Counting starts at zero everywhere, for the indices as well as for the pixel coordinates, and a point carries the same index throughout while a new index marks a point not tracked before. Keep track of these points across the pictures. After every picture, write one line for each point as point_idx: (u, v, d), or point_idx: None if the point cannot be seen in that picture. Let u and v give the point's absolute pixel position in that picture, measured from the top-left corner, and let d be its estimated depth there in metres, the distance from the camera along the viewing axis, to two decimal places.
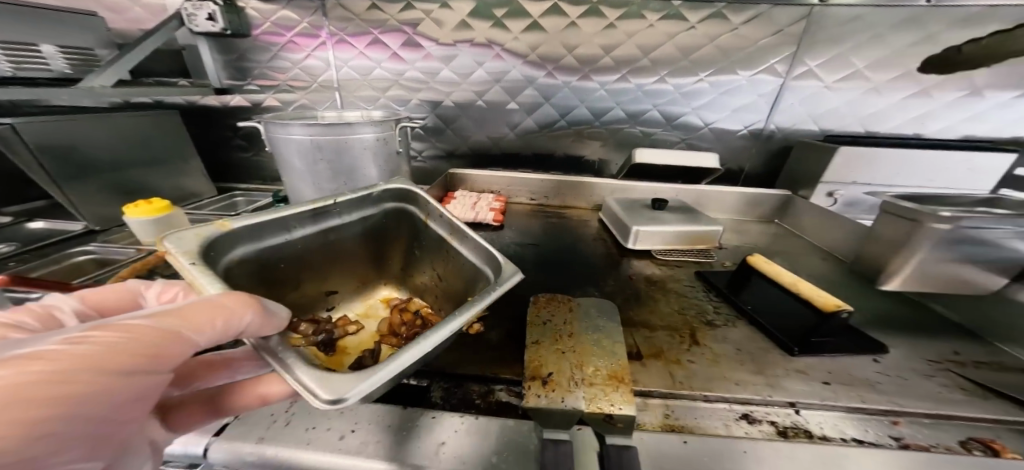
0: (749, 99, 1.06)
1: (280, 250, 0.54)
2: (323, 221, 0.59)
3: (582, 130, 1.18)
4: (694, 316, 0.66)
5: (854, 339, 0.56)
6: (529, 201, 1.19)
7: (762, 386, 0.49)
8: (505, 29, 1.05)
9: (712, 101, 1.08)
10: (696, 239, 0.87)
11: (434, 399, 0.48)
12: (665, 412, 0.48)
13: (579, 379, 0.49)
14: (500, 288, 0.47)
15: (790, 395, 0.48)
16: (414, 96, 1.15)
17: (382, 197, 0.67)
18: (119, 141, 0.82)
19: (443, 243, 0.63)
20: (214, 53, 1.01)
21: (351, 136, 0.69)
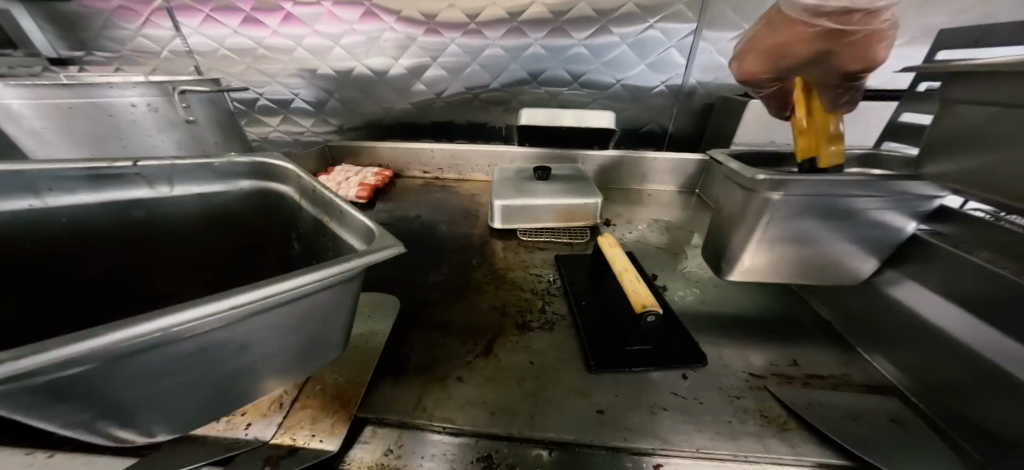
0: (661, 53, 0.88)
1: (19, 220, 0.36)
2: (107, 189, 0.40)
3: (478, 95, 1.01)
4: (513, 316, 0.52)
5: (673, 345, 0.44)
6: (423, 174, 1.06)
7: (521, 421, 0.38)
8: None
9: (621, 56, 0.90)
10: (571, 214, 0.72)
11: (75, 425, 0.37)
12: (390, 446, 0.37)
13: (286, 403, 0.39)
14: (341, 267, 0.28)
15: (545, 429, 0.37)
16: (283, 65, 1.01)
17: (233, 171, 0.45)
18: None
19: (320, 228, 0.41)
20: (36, 19, 0.93)
21: (95, 98, 0.56)
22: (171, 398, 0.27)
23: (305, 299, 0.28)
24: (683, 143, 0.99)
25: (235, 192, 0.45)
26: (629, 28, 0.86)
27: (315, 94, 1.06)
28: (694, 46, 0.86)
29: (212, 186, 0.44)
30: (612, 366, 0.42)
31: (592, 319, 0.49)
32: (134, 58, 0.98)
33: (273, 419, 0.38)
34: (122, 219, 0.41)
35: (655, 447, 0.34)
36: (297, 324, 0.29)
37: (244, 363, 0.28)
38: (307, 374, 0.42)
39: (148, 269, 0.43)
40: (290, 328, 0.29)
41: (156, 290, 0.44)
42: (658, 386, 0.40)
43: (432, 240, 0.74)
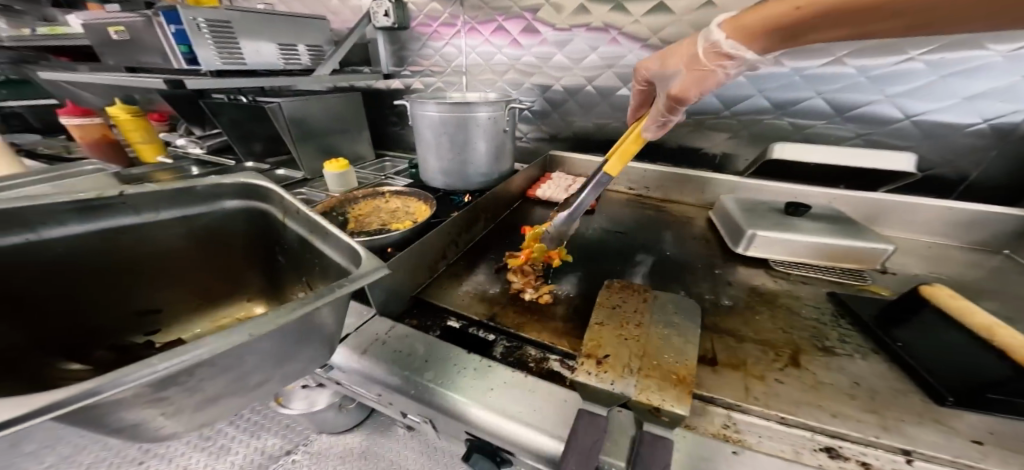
0: (1003, 82, 0.72)
1: (103, 240, 0.50)
2: (111, 217, 0.50)
3: (703, 120, 0.99)
4: (805, 338, 0.54)
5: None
6: (628, 190, 1.11)
7: (869, 425, 0.41)
8: (626, 13, 1.00)
9: (921, 87, 0.77)
10: (841, 255, 0.68)
11: (494, 352, 0.53)
12: (726, 421, 0.44)
13: (634, 369, 0.49)
14: (346, 286, 0.38)
15: (908, 442, 0.39)
16: (527, 80, 1.21)
17: (218, 192, 0.58)
18: (333, 113, 1.09)
19: (305, 243, 0.54)
20: (386, 44, 1.26)
21: (472, 115, 0.79)
22: (202, 398, 0.35)
23: (293, 325, 0.36)
24: (988, 192, 0.81)
25: (218, 211, 0.58)
26: (957, 57, 0.73)
27: (543, 106, 1.24)
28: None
29: (205, 208, 0.57)
30: (974, 404, 0.41)
31: (925, 358, 0.47)
32: (428, 72, 1.27)
33: (630, 381, 0.47)
34: (117, 242, 0.51)
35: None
36: (293, 339, 0.37)
37: (238, 373, 0.35)
38: (641, 348, 0.51)
39: (144, 279, 0.55)
40: (279, 350, 0.37)
41: (150, 301, 0.57)
42: None
43: (671, 254, 0.79)
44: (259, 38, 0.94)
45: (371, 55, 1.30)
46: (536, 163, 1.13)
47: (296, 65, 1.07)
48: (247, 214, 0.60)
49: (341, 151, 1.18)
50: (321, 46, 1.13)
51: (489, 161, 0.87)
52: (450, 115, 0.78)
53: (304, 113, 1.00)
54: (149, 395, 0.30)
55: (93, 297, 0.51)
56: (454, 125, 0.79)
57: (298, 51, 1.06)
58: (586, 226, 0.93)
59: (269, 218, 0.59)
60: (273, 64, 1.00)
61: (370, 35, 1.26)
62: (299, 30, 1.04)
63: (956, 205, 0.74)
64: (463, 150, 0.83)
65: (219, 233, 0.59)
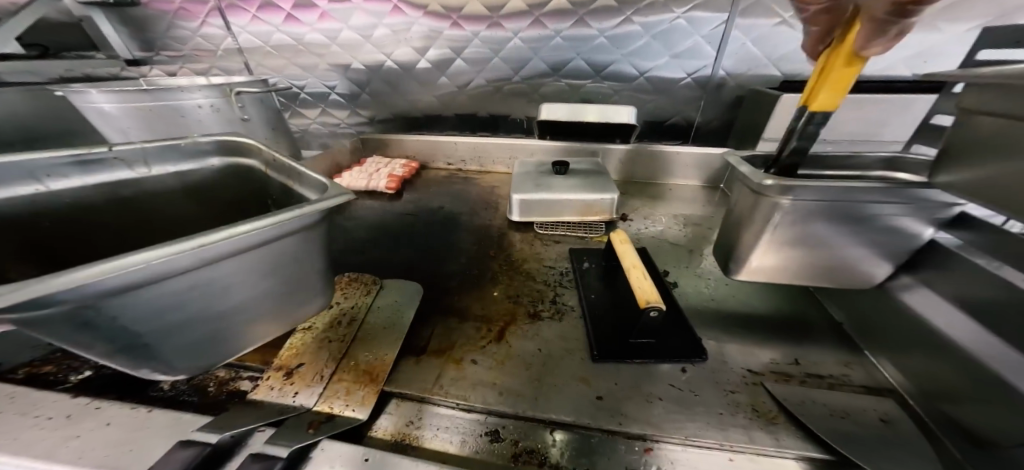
0: (687, 42, 0.81)
1: (104, 197, 0.41)
2: (99, 172, 0.40)
3: (500, 86, 1.01)
4: (523, 304, 0.56)
5: (677, 339, 0.45)
6: (447, 165, 1.09)
7: (525, 400, 0.41)
8: None
9: (644, 46, 0.84)
10: (585, 208, 0.72)
11: (160, 386, 0.44)
12: (413, 417, 0.43)
13: (326, 374, 0.45)
14: (314, 207, 0.34)
15: (549, 410, 0.40)
16: (322, 61, 1.07)
17: (206, 147, 0.47)
18: (34, 108, 0.85)
19: (284, 193, 0.45)
20: (114, 24, 1.01)
21: (168, 103, 0.63)
22: (181, 325, 0.32)
23: (264, 243, 0.32)
24: (710, 135, 0.91)
25: (209, 170, 0.47)
26: (654, 19, 0.80)
27: (347, 87, 1.11)
28: (724, 36, 0.79)
29: (192, 165, 0.46)
30: (613, 356, 0.44)
31: (598, 315, 0.50)
32: (195, 57, 1.05)
33: (316, 390, 0.43)
34: (120, 197, 0.42)
35: (645, 432, 0.36)
36: (262, 267, 0.34)
37: (223, 297, 0.33)
38: (344, 349, 0.48)
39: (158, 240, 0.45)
40: (260, 269, 0.34)
41: None
42: (655, 378, 0.41)
43: (451, 230, 0.78)
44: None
45: (97, 39, 1.02)
46: (348, 146, 1.05)
47: None
48: (238, 171, 0.48)
49: None
50: None
51: None
52: (136, 105, 0.62)
53: None
54: (116, 307, 0.27)
55: (112, 241, 0.42)
56: (148, 117, 0.63)
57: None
58: (384, 212, 0.87)
59: (252, 174, 0.48)
60: None
61: (77, 10, 0.96)
62: None
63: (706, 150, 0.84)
64: None
65: (225, 193, 0.48)
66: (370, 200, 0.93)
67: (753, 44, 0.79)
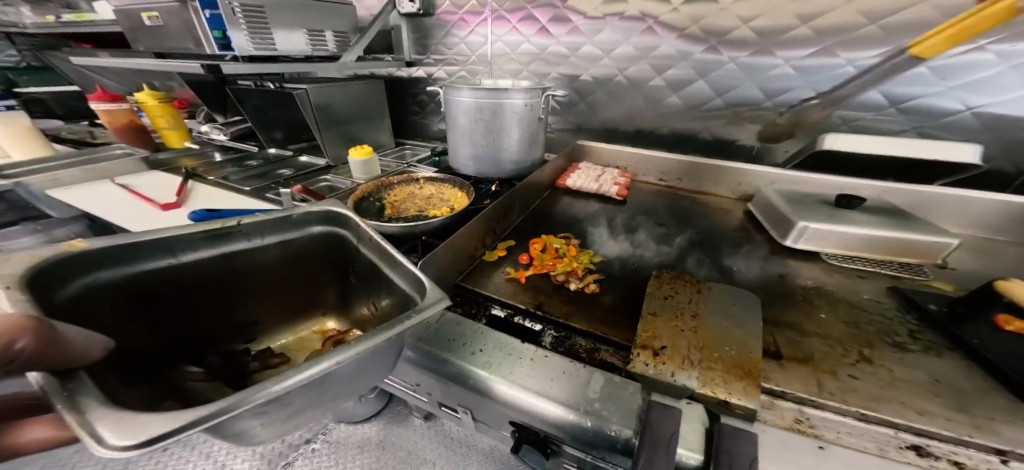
0: None
1: (210, 264, 0.49)
2: (223, 245, 0.49)
3: (741, 111, 0.98)
4: (872, 333, 0.51)
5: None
6: (658, 182, 1.09)
7: (960, 425, 0.39)
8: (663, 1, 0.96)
9: (996, 77, 0.75)
10: (897, 249, 0.65)
11: (544, 343, 0.51)
12: (798, 416, 0.42)
13: (695, 360, 0.46)
14: (418, 317, 0.37)
15: (1006, 443, 0.37)
16: (554, 70, 1.18)
17: (307, 219, 0.55)
18: (357, 102, 1.07)
19: (375, 270, 0.52)
20: (410, 32, 1.25)
21: (506, 100, 0.76)
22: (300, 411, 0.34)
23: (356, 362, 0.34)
24: None
25: (307, 240, 0.55)
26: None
27: (569, 95, 1.20)
28: None
29: (293, 237, 0.54)
30: None
31: (1007, 358, 0.44)
32: (452, 60, 1.25)
33: (691, 373, 0.44)
34: (225, 266, 0.50)
35: None
36: (363, 369, 0.36)
37: (321, 397, 0.35)
38: (701, 341, 0.49)
39: (242, 295, 0.53)
40: (352, 378, 0.36)
41: (250, 314, 0.56)
42: None
43: (708, 244, 0.76)
44: (291, 23, 0.93)
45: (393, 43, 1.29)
46: (564, 152, 1.11)
47: (324, 51, 1.06)
48: (326, 240, 0.56)
49: (364, 138, 1.16)
50: (348, 33, 1.12)
51: (521, 149, 0.85)
52: (485, 100, 0.75)
53: (330, 99, 0.97)
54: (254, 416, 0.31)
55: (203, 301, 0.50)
56: (489, 111, 0.76)
57: (326, 37, 1.05)
58: (620, 215, 0.89)
59: (343, 244, 0.56)
60: (302, 50, 0.99)
61: (393, 21, 1.24)
62: (322, 14, 1.02)
63: (1013, 198, 0.71)
64: (497, 137, 0.80)
65: (307, 260, 0.56)
66: (599, 203, 0.97)
67: None
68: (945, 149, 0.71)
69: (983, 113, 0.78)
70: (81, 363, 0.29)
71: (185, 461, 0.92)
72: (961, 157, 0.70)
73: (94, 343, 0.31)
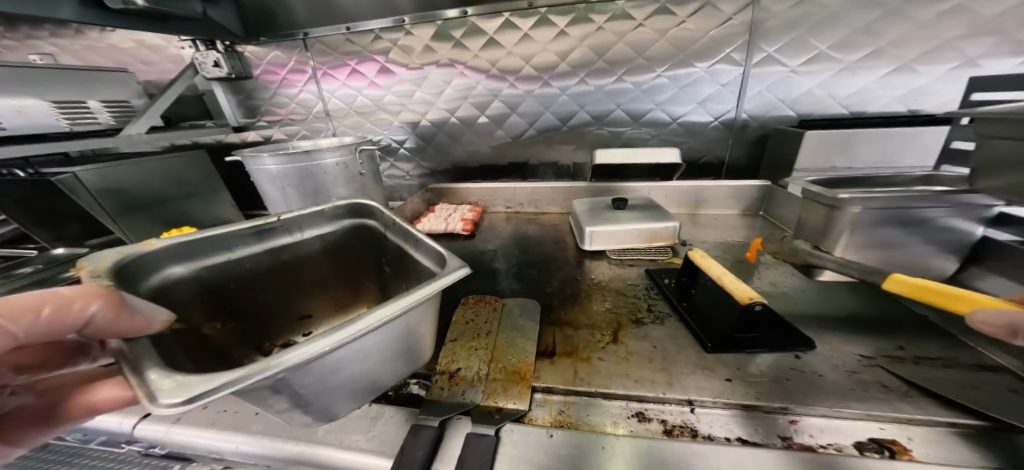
0: (713, 89, 1.01)
1: (256, 263, 0.56)
2: (269, 240, 0.57)
3: (551, 136, 1.18)
4: (625, 314, 0.65)
5: (782, 334, 0.55)
6: (506, 209, 1.22)
7: (660, 384, 0.49)
8: (465, 49, 1.10)
9: (675, 95, 1.04)
10: (654, 236, 0.84)
11: None
12: (560, 408, 0.49)
13: (483, 374, 0.53)
14: (439, 283, 0.41)
15: (689, 393, 0.48)
16: (395, 119, 1.24)
17: (336, 214, 0.63)
18: (166, 178, 0.98)
19: (401, 253, 0.58)
20: (227, 95, 1.23)
21: (312, 163, 0.79)
22: (331, 389, 0.38)
23: (402, 316, 0.39)
24: (742, 171, 1.09)
25: (337, 232, 0.63)
26: (682, 73, 1.01)
27: (415, 141, 1.27)
28: (743, 82, 0.98)
29: (327, 230, 0.62)
30: (726, 348, 0.53)
31: (698, 314, 0.61)
32: (289, 121, 1.26)
33: (479, 388, 0.51)
34: (274, 262, 0.58)
35: (789, 407, 0.44)
36: (398, 332, 0.40)
37: (358, 365, 0.38)
38: (489, 354, 0.57)
39: (291, 290, 0.61)
40: (373, 351, 0.39)
41: (302, 308, 0.63)
42: (777, 362, 0.51)
43: (529, 263, 0.88)
44: (21, 95, 0.83)
45: (211, 107, 1.24)
46: (416, 198, 1.18)
47: (92, 124, 0.98)
48: (359, 234, 0.64)
49: (189, 217, 1.07)
50: (127, 100, 1.06)
51: (349, 205, 0.88)
52: (290, 166, 0.77)
53: (122, 182, 0.88)
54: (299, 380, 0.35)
55: (259, 295, 0.57)
56: (296, 175, 0.78)
57: (93, 110, 0.97)
58: (463, 251, 0.97)
59: (371, 233, 0.63)
60: (51, 126, 0.89)
61: (201, 85, 1.20)
62: (82, 86, 0.95)
63: (735, 182, 0.97)
64: (314, 199, 0.82)
65: (344, 252, 0.64)
66: (448, 241, 1.04)
67: (768, 92, 0.98)
68: (659, 154, 0.98)
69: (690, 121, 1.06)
70: (143, 332, 0.34)
71: None
72: (668, 158, 0.97)
73: (159, 318, 0.36)
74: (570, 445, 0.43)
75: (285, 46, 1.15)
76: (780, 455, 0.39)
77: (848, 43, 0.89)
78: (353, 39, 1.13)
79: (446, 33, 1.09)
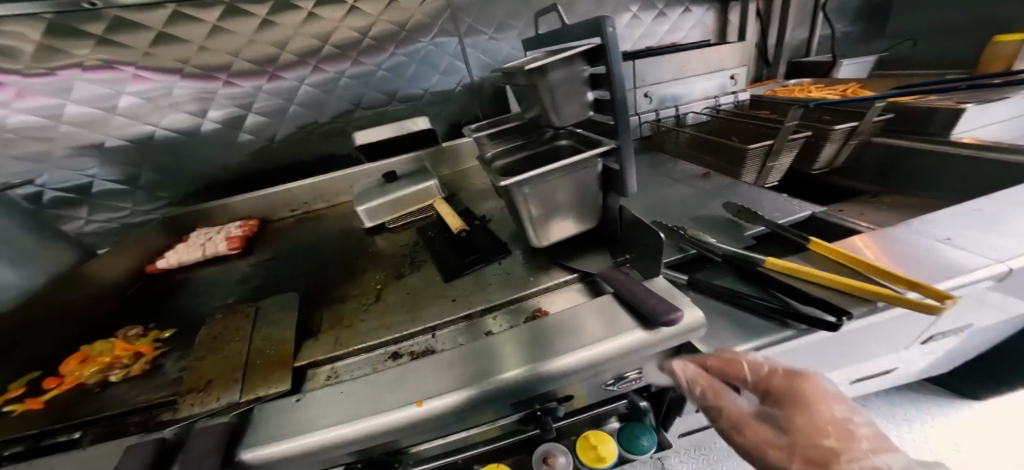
0: (442, 62, 1.11)
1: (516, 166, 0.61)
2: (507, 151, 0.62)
3: (309, 130, 1.06)
4: (391, 273, 0.72)
5: (490, 248, 0.67)
6: (290, 213, 1.09)
7: (405, 322, 0.56)
8: (130, 47, 0.85)
9: (414, 71, 1.09)
10: (420, 196, 0.92)
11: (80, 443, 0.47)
12: (328, 374, 0.52)
13: (240, 374, 0.50)
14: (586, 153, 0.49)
15: (426, 321, 0.55)
16: (60, 148, 0.89)
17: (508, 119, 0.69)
18: None
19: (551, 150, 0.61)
20: None
21: None
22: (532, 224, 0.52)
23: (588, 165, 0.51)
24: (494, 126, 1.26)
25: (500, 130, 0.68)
26: (411, 50, 1.07)
27: (122, 170, 0.96)
28: (464, 53, 1.12)
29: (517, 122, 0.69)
30: (453, 274, 0.63)
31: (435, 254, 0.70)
32: None
33: (233, 390, 0.48)
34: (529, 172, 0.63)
35: (489, 305, 0.55)
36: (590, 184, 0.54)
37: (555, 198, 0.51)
38: (248, 353, 0.54)
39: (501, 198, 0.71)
40: (572, 188, 0.52)
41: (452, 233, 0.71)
42: (485, 270, 0.63)
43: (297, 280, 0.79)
44: None
45: None
46: (151, 233, 0.94)
47: None
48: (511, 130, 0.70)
49: None
50: None
51: None
52: None
53: None
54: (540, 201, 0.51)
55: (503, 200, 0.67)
56: None
57: None
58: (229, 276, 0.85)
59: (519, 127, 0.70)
60: None
61: None
62: None
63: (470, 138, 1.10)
64: None
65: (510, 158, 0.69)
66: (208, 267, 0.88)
67: (484, 55, 1.14)
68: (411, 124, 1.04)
69: (436, 92, 1.14)
70: None
71: None
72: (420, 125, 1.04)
73: None
74: (315, 403, 0.44)
75: None
76: (474, 347, 0.47)
77: (518, 14, 1.12)
78: None
79: (81, 29, 0.81)
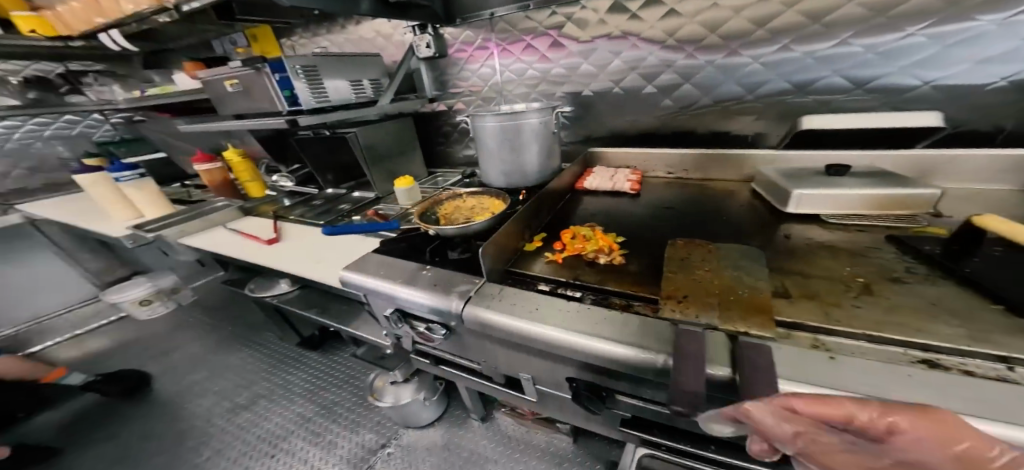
0: (986, 51, 0.79)
1: None
2: None
3: (727, 106, 1.08)
4: (877, 271, 0.59)
5: None
6: (667, 175, 1.15)
7: (960, 337, 0.45)
8: (641, 20, 1.07)
9: (925, 57, 0.84)
10: (889, 203, 0.73)
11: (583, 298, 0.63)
12: (814, 340, 0.48)
13: (713, 303, 0.52)
14: None
15: (1008, 350, 0.43)
16: (559, 90, 1.29)
17: None
18: (397, 144, 1.43)
19: None
20: (428, 72, 1.48)
21: (525, 123, 0.91)
22: None
23: None
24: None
25: None
26: (945, 31, 0.81)
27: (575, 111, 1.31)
28: None
29: None
30: None
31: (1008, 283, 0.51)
32: (468, 91, 1.45)
33: (705, 316, 0.50)
34: None
35: None
36: None
37: None
38: (717, 287, 0.56)
39: None
40: None
41: None
42: None
43: (710, 227, 0.77)
44: (338, 78, 1.20)
45: (416, 84, 1.52)
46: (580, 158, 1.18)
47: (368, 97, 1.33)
48: None
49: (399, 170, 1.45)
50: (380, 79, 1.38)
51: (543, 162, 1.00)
52: (506, 124, 0.91)
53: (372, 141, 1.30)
54: None
55: None
56: (510, 132, 0.92)
57: (365, 85, 1.31)
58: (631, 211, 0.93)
59: None
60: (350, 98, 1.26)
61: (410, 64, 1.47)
62: (365, 67, 1.27)
63: (970, 150, 0.80)
64: (518, 154, 0.96)
65: None
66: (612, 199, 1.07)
67: None
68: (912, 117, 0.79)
69: (938, 88, 0.86)
70: None
71: (291, 463, 1.29)
72: (926, 121, 0.77)
73: None
74: (858, 368, 0.42)
75: (473, 26, 1.31)
76: None
77: None
78: (531, 16, 1.20)
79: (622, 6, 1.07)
